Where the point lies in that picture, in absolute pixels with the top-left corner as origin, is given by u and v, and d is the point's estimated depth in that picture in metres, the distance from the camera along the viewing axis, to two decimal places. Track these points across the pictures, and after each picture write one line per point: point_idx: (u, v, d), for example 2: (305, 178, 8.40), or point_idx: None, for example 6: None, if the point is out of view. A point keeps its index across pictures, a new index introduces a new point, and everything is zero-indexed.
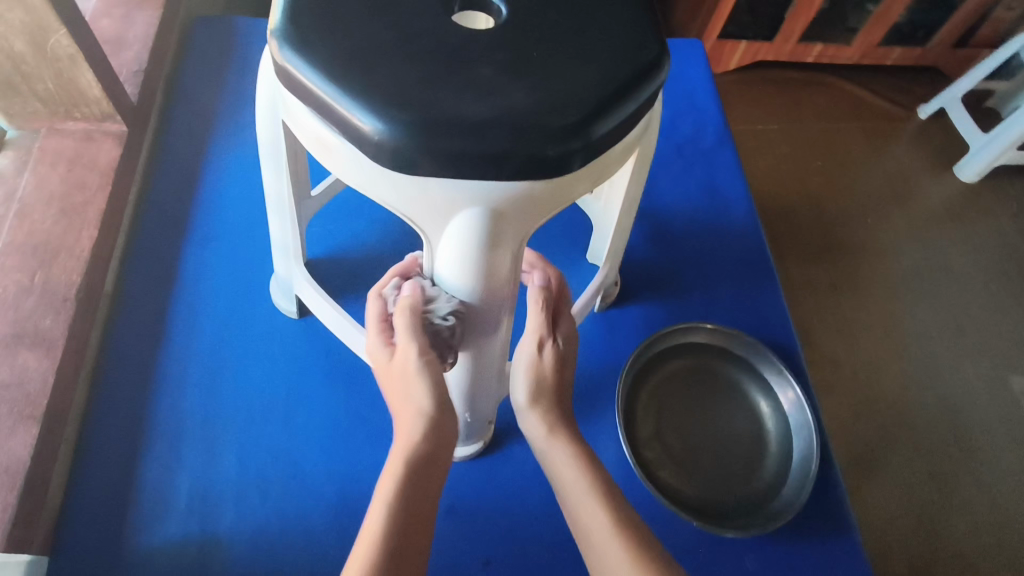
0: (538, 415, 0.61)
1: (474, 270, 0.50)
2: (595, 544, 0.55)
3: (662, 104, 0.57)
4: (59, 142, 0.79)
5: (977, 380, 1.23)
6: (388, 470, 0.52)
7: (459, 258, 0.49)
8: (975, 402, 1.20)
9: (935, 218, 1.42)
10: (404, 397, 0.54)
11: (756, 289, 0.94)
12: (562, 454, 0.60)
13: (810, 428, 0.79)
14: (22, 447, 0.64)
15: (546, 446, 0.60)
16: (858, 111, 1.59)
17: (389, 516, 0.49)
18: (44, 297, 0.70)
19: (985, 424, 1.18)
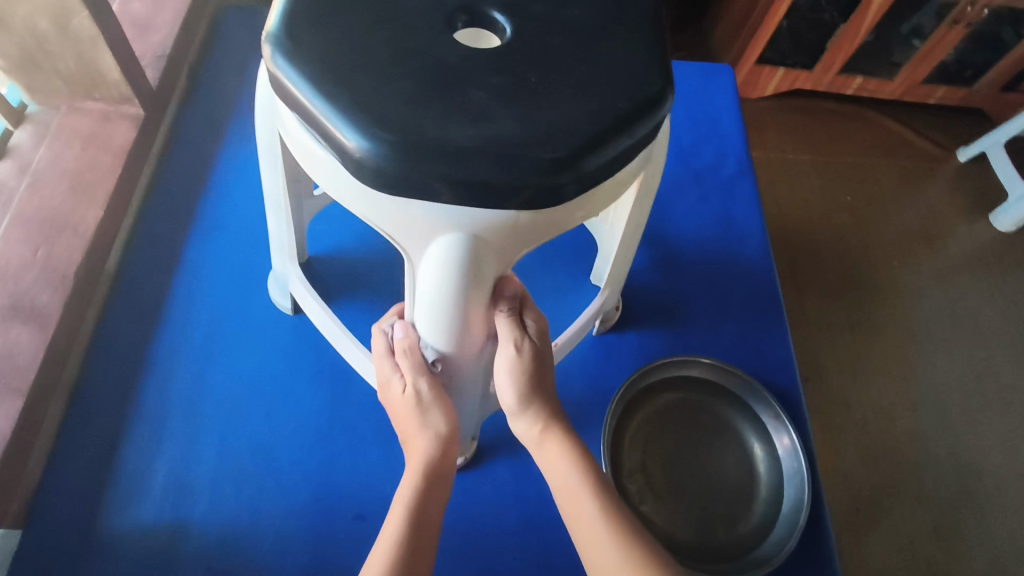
0: (531, 414, 0.61)
1: (452, 305, 0.51)
2: (583, 533, 0.55)
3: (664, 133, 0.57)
4: (77, 120, 0.81)
5: (993, 438, 1.18)
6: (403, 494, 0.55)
7: (437, 292, 0.50)
8: (988, 462, 1.16)
9: (963, 266, 1.37)
10: (414, 426, 0.58)
11: (763, 326, 0.91)
12: (554, 448, 0.60)
13: (803, 477, 0.76)
14: (5, 419, 0.65)
15: (539, 443, 0.61)
16: (894, 149, 1.55)
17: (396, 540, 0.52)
18: (44, 272, 0.72)
19: (996, 486, 1.14)
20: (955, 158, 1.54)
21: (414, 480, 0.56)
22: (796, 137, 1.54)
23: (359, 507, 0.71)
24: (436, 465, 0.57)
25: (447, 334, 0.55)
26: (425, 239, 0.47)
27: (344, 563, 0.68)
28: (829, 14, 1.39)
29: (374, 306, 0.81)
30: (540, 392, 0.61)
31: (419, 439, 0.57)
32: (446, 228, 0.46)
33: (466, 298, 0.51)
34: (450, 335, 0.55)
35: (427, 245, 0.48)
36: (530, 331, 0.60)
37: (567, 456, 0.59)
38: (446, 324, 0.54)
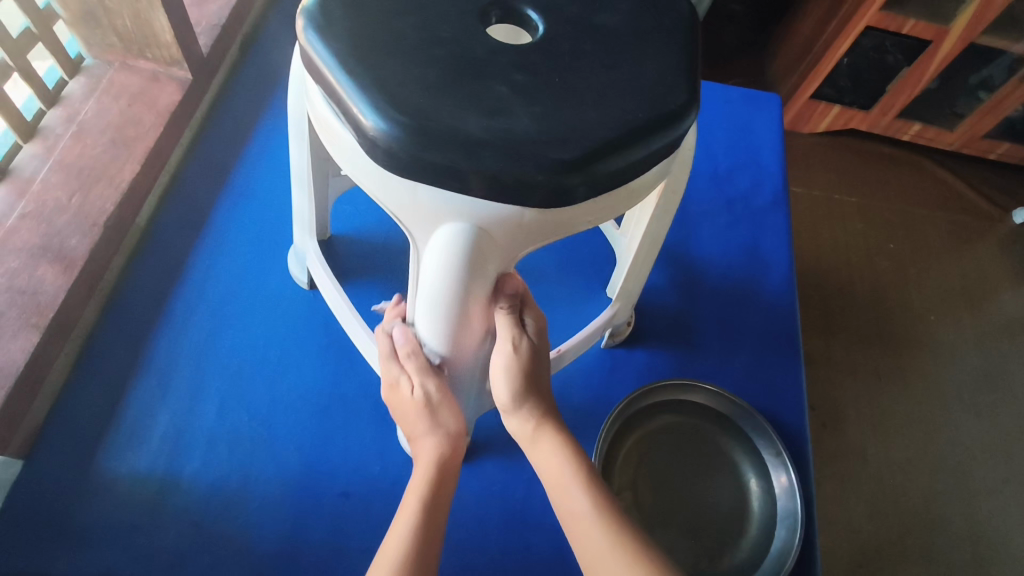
0: (524, 412, 0.60)
1: (452, 294, 0.50)
2: (577, 528, 0.55)
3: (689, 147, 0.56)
4: (128, 77, 0.85)
5: (1011, 511, 1.13)
6: (410, 500, 0.55)
7: (438, 281, 0.50)
8: (1007, 535, 1.11)
9: (1003, 328, 1.32)
10: (421, 425, 0.59)
11: (777, 361, 0.89)
12: (547, 444, 0.59)
13: (796, 518, 0.73)
14: (19, 351, 0.67)
15: (532, 439, 0.60)
16: (944, 201, 1.50)
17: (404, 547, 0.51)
18: (76, 217, 0.74)
19: (1013, 561, 1.09)
20: (1009, 218, 1.48)
21: (426, 473, 0.56)
22: (841, 176, 1.50)
23: (345, 485, 0.72)
24: (447, 463, 0.57)
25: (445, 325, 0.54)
26: (431, 225, 0.47)
27: (324, 537, 0.69)
28: (892, 56, 1.34)
29: (386, 290, 0.82)
30: (535, 391, 0.61)
31: (429, 439, 0.58)
32: (452, 216, 0.46)
33: (467, 289, 0.50)
34: (448, 326, 0.54)
35: (432, 231, 0.47)
36: (528, 330, 0.60)
37: (562, 452, 0.59)
38: (445, 314, 0.53)
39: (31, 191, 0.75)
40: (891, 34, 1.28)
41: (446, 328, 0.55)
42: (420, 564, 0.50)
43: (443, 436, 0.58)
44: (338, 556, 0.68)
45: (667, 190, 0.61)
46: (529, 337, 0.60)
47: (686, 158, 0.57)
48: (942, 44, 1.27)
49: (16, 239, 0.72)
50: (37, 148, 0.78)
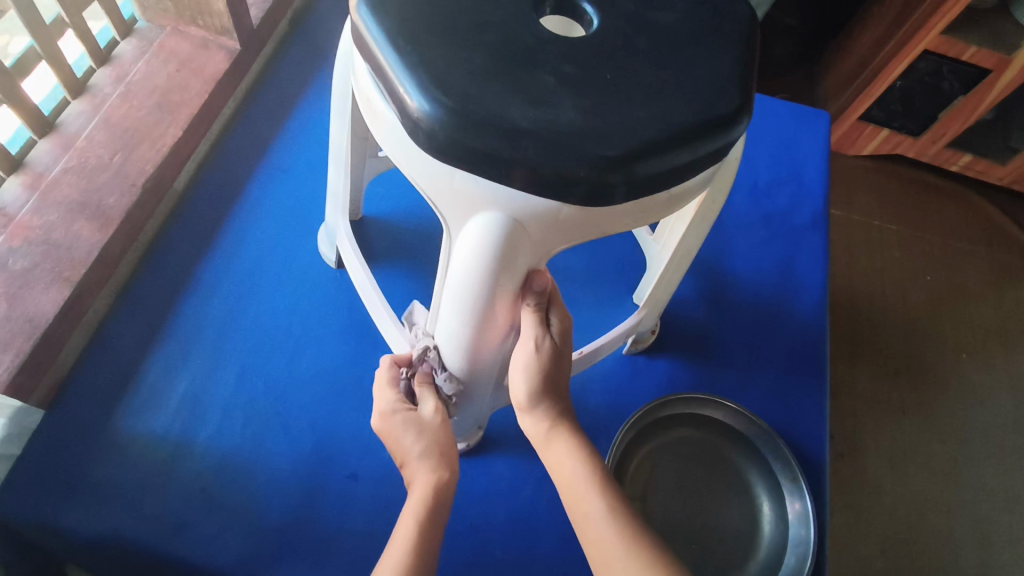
0: (539, 412, 0.59)
1: (477, 294, 0.50)
2: (591, 534, 0.54)
3: (735, 157, 0.54)
4: (178, 43, 0.85)
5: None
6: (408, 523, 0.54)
7: (465, 280, 0.49)
8: None
9: None
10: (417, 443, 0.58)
11: (801, 386, 0.87)
12: (561, 446, 0.58)
13: (808, 547, 0.71)
14: (50, 303, 0.68)
15: (545, 440, 0.59)
16: (989, 237, 1.45)
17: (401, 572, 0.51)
18: (116, 177, 0.75)
19: None
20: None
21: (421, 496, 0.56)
22: (884, 202, 1.46)
23: (354, 467, 0.72)
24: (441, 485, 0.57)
25: (467, 324, 0.53)
26: (465, 213, 0.46)
27: (329, 518, 0.69)
28: (947, 83, 1.29)
29: (412, 275, 0.81)
30: (552, 392, 0.59)
31: (423, 460, 0.57)
32: (488, 205, 0.45)
33: (494, 289, 0.49)
34: (469, 325, 0.54)
35: (466, 220, 0.46)
36: (552, 330, 0.59)
37: (576, 456, 0.58)
38: (468, 312, 0.52)
39: (76, 146, 0.76)
40: (949, 59, 1.24)
41: (465, 327, 0.54)
42: None
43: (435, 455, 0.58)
44: (341, 537, 0.68)
45: (708, 199, 0.60)
46: (553, 338, 0.58)
47: (730, 169, 0.56)
48: (1003, 73, 1.21)
49: (56, 193, 0.73)
50: (85, 104, 0.79)
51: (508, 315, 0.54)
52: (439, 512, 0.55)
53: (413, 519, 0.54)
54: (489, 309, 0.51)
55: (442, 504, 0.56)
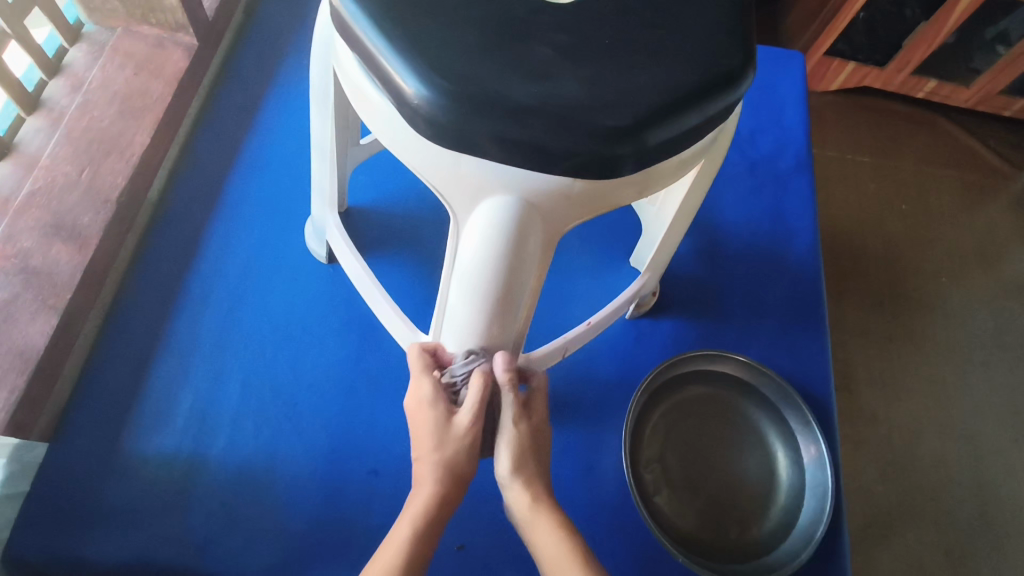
0: (522, 486, 0.56)
1: (489, 288, 0.48)
2: None
3: (736, 116, 0.53)
4: (132, 44, 0.81)
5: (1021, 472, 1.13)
6: (402, 528, 0.53)
7: (476, 272, 0.47)
8: (1014, 491, 1.12)
9: (1014, 288, 1.31)
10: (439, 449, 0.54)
11: (801, 331, 0.88)
12: (544, 525, 0.55)
13: (826, 489, 0.74)
14: (38, 334, 0.65)
15: (529, 516, 0.55)
16: (961, 161, 1.47)
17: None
18: (88, 195, 0.72)
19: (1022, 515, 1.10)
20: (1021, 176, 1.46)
21: (418, 512, 0.53)
22: (861, 136, 1.47)
23: (374, 463, 0.71)
24: (444, 499, 0.54)
25: (478, 326, 0.51)
26: (473, 199, 0.45)
27: (353, 516, 0.68)
28: (909, 10, 1.30)
29: (408, 263, 0.80)
30: (537, 466, 0.57)
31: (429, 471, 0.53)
32: (497, 189, 0.44)
33: (509, 274, 0.47)
34: (483, 323, 0.51)
35: (473, 207, 0.45)
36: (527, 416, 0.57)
37: (558, 533, 0.55)
38: (479, 310, 0.50)
39: (40, 166, 0.72)
40: None
41: (477, 331, 0.52)
42: None
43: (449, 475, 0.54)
44: (370, 533, 0.68)
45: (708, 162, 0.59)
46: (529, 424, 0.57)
47: (728, 132, 0.55)
48: None
49: (27, 218, 0.69)
50: (42, 121, 0.74)
51: (523, 313, 0.53)
52: (434, 529, 0.53)
53: (408, 524, 0.52)
54: (502, 305, 0.50)
55: (441, 519, 0.54)
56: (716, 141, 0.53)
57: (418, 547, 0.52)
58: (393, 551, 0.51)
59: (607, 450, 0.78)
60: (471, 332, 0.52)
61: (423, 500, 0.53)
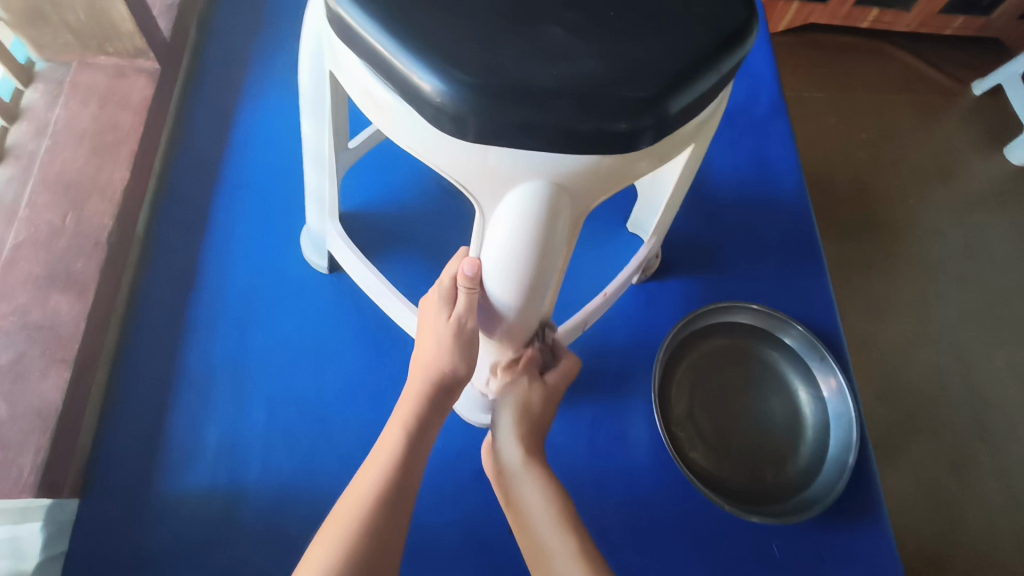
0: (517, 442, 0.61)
1: (520, 273, 0.49)
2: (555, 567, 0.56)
3: (731, 90, 0.52)
4: (91, 77, 0.78)
5: (1009, 375, 1.18)
6: (394, 432, 0.57)
7: (506, 260, 0.48)
8: (1004, 392, 1.16)
9: (979, 200, 1.36)
10: (433, 352, 0.57)
11: (799, 271, 0.90)
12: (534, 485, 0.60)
13: (850, 419, 0.76)
14: (53, 390, 0.64)
15: (519, 471, 0.61)
16: (917, 84, 1.50)
17: (377, 486, 0.54)
18: (76, 239, 0.70)
19: (1012, 414, 1.15)
20: (970, 91, 1.50)
21: (405, 418, 0.57)
22: (821, 71, 1.49)
23: None
24: (430, 405, 0.58)
25: (513, 304, 0.52)
26: (500, 189, 0.45)
27: None
28: None
29: (412, 262, 0.78)
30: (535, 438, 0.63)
31: (421, 374, 0.58)
32: (524, 175, 0.44)
33: (541, 258, 0.48)
34: (517, 299, 0.52)
35: (500, 197, 0.46)
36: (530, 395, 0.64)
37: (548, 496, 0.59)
38: (512, 292, 0.51)
39: (20, 217, 0.70)
40: None
41: (512, 307, 0.53)
42: (382, 510, 0.53)
43: (436, 376, 0.57)
44: (421, 533, 0.67)
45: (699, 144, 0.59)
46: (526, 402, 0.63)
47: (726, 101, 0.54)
48: None
49: (17, 271, 0.68)
50: (12, 169, 0.73)
51: (555, 286, 0.53)
52: (423, 433, 0.58)
53: (401, 427, 0.57)
54: (535, 285, 0.50)
55: (432, 423, 0.58)
56: (717, 113, 0.53)
57: (408, 459, 0.56)
58: (387, 451, 0.56)
59: (634, 413, 0.79)
60: (506, 308, 0.53)
61: (413, 402, 0.58)
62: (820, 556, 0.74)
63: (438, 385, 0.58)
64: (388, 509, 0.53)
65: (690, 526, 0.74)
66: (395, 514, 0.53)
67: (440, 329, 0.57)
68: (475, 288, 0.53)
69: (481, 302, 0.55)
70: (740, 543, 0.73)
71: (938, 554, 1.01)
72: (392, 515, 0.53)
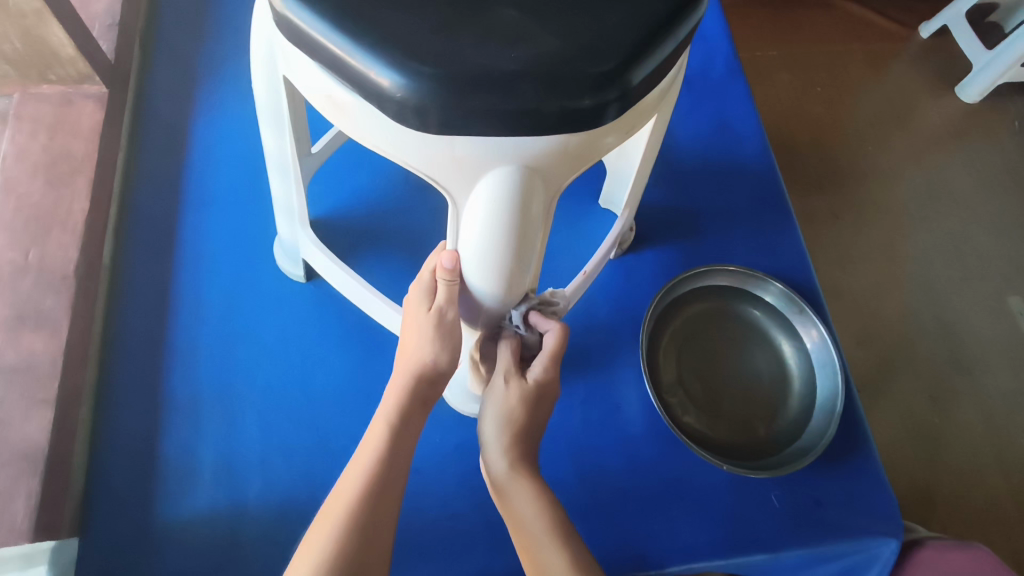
0: (502, 445, 0.60)
1: (500, 261, 0.49)
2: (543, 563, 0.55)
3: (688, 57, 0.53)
4: (37, 108, 0.76)
5: (977, 307, 1.22)
6: (379, 429, 0.57)
7: (485, 249, 0.48)
8: (973, 322, 1.20)
9: (934, 141, 1.39)
10: (412, 346, 0.58)
11: (770, 228, 0.91)
12: (521, 489, 0.58)
13: (834, 366, 0.78)
14: (38, 432, 0.63)
15: (508, 479, 0.59)
16: (865, 33, 1.52)
17: (365, 482, 0.54)
18: (42, 276, 0.69)
19: (982, 343, 1.18)
20: (916, 35, 1.53)
21: (388, 416, 0.57)
22: (772, 29, 1.50)
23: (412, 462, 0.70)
24: (413, 398, 0.58)
25: (495, 292, 0.52)
26: (471, 179, 0.45)
27: None
28: None
29: (389, 261, 0.78)
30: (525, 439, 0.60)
31: (402, 369, 0.58)
32: (494, 162, 0.44)
33: (520, 244, 0.48)
34: (500, 289, 0.52)
35: (472, 184, 0.46)
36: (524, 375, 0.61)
37: (532, 494, 0.58)
38: (494, 282, 0.51)
39: None
40: None
41: (495, 297, 0.53)
42: (372, 507, 0.52)
43: (415, 369, 0.57)
44: (425, 528, 0.67)
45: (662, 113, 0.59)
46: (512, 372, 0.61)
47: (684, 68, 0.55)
48: None
49: None
50: None
51: (535, 270, 0.53)
52: (409, 426, 0.57)
53: (385, 422, 0.57)
54: (516, 274, 0.50)
55: (416, 417, 0.58)
56: (676, 82, 0.54)
57: (392, 452, 0.55)
58: (372, 447, 0.55)
59: (624, 385, 0.80)
60: (488, 296, 0.53)
61: (395, 397, 0.58)
62: (817, 501, 0.75)
63: (418, 378, 0.58)
64: (374, 505, 0.53)
65: (690, 488, 0.75)
66: (384, 510, 0.53)
67: (420, 317, 0.57)
68: (454, 281, 0.52)
69: (462, 293, 0.55)
70: (740, 498, 0.75)
71: (926, 486, 1.05)
72: (379, 510, 0.53)
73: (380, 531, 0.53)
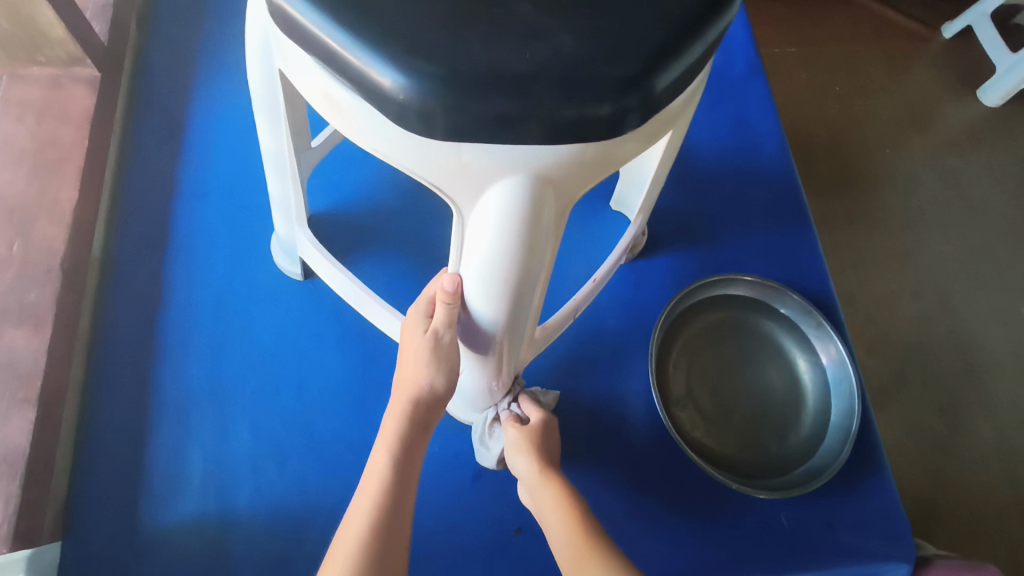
0: (527, 458, 0.60)
1: (507, 278, 0.45)
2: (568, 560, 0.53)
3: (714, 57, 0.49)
4: (26, 91, 0.73)
5: (993, 319, 1.18)
6: (381, 456, 0.54)
7: (491, 265, 0.45)
8: (987, 333, 1.16)
9: (955, 145, 1.34)
10: (408, 369, 0.55)
11: (786, 236, 0.88)
12: (548, 492, 0.58)
13: (851, 384, 0.75)
14: (19, 432, 0.60)
15: (537, 483, 0.59)
16: (888, 32, 1.47)
17: (374, 513, 0.51)
18: (27, 268, 0.66)
19: (997, 355, 1.14)
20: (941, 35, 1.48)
21: (389, 442, 0.54)
22: (792, 25, 1.45)
23: None
24: (413, 421, 0.55)
25: (500, 314, 0.49)
26: (477, 188, 0.42)
27: None
28: None
29: (390, 262, 0.75)
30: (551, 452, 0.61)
31: (400, 395, 0.55)
32: (504, 171, 0.40)
33: (528, 259, 0.44)
34: (506, 307, 0.48)
35: (479, 195, 0.42)
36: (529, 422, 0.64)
37: (558, 495, 0.57)
38: (500, 300, 0.48)
39: None
40: None
41: (501, 317, 0.49)
42: (382, 543, 0.50)
43: (414, 393, 0.54)
44: (419, 542, 0.64)
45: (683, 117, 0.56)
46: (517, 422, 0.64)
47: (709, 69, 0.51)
48: None
49: None
50: None
51: (543, 285, 0.50)
52: (412, 452, 0.55)
53: (387, 448, 0.54)
54: (523, 290, 0.47)
55: (419, 441, 0.55)
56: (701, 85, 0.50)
57: (398, 479, 0.53)
58: (378, 476, 0.53)
59: (630, 396, 0.77)
60: (492, 321, 0.50)
61: (394, 424, 0.55)
62: (828, 523, 0.72)
63: (417, 398, 0.55)
64: (384, 538, 0.50)
65: (696, 506, 0.72)
66: (393, 540, 0.51)
67: (416, 340, 0.54)
68: (454, 302, 0.49)
69: (461, 316, 0.52)
70: (748, 519, 0.72)
71: (932, 502, 1.01)
72: (387, 542, 0.50)
73: (391, 562, 0.50)
